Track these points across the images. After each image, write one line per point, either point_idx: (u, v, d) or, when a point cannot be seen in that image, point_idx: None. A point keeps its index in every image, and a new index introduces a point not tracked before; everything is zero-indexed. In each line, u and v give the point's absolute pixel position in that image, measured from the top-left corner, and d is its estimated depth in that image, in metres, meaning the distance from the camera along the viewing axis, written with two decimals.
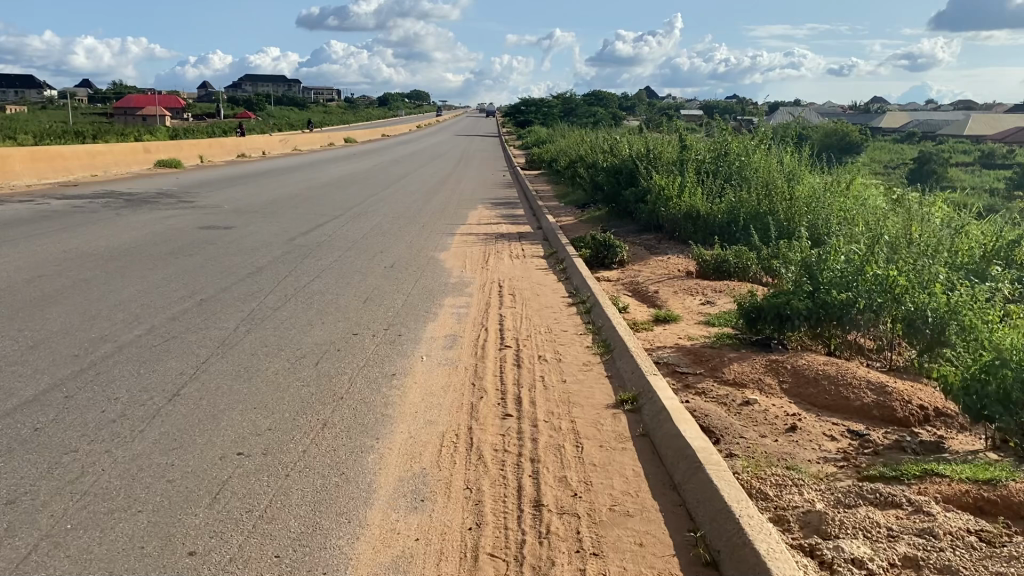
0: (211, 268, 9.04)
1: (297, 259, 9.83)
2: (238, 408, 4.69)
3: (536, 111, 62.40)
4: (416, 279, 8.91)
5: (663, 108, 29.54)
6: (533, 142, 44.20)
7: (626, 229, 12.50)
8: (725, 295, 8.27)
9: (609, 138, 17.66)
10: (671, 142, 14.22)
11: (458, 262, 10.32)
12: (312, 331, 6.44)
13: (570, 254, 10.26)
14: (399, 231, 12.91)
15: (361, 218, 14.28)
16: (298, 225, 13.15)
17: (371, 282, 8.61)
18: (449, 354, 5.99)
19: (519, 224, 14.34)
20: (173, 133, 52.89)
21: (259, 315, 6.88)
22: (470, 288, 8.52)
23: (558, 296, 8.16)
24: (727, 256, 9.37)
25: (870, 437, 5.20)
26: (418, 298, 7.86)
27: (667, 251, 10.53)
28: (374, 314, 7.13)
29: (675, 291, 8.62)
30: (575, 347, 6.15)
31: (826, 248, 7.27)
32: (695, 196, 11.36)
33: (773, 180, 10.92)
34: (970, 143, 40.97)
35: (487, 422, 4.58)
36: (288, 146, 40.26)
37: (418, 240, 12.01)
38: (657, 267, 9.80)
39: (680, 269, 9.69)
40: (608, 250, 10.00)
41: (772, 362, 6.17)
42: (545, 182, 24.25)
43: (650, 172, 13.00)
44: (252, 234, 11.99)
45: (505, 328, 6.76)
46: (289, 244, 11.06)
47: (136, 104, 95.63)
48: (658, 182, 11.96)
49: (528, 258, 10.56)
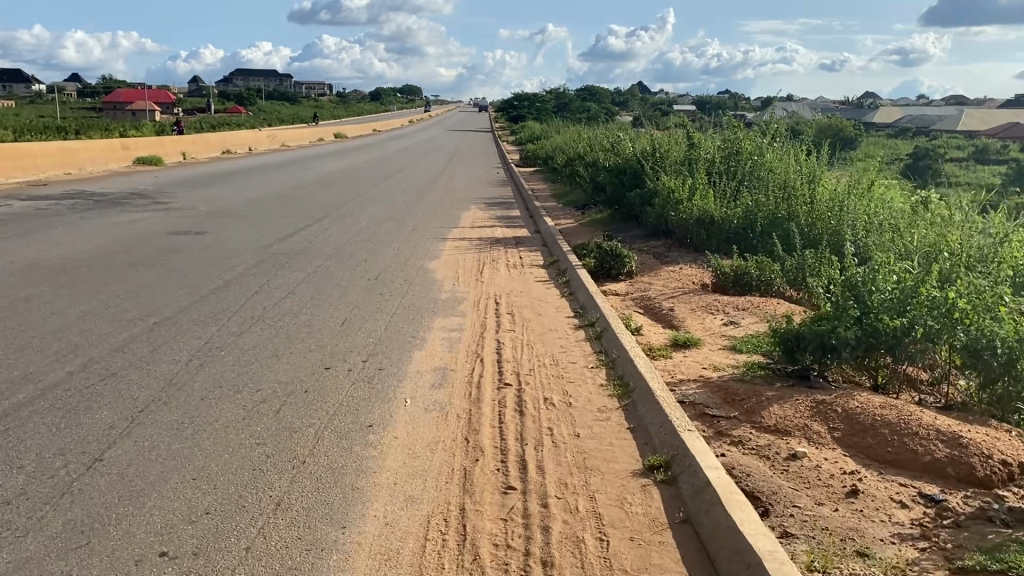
0: (173, 283, 8.07)
1: (271, 271, 8.87)
2: (172, 480, 3.76)
3: (529, 106, 61.31)
4: (402, 295, 7.96)
5: (657, 103, 28.55)
6: (526, 137, 43.17)
7: (630, 234, 11.57)
8: (751, 315, 7.32)
9: (608, 134, 16.72)
10: (677, 138, 13.28)
11: (451, 272, 9.37)
12: (277, 366, 5.49)
13: (573, 264, 9.33)
14: (385, 236, 11.93)
15: (345, 221, 13.29)
16: (277, 229, 12.19)
17: (351, 299, 7.65)
18: (438, 396, 5.05)
19: (516, 228, 13.37)
20: (160, 128, 51.72)
21: (217, 346, 5.93)
22: (462, 305, 7.58)
23: (562, 316, 7.22)
24: (748, 267, 8.43)
25: (949, 505, 4.27)
26: (403, 320, 6.91)
27: (678, 261, 9.60)
28: (351, 341, 6.18)
29: (693, 309, 7.68)
30: (587, 385, 5.21)
31: (870, 265, 6.34)
32: (707, 198, 10.40)
33: (794, 184, 9.98)
34: (962, 138, 40.39)
35: (485, 500, 3.64)
36: (275, 141, 39.14)
37: (406, 246, 11.06)
38: (670, 280, 8.86)
39: (694, 282, 8.77)
40: (615, 261, 9.09)
41: (819, 403, 5.23)
42: (540, 179, 23.25)
43: (656, 172, 12.06)
44: (226, 239, 11.01)
45: (504, 359, 5.82)
46: (263, 251, 10.09)
47: (124, 98, 94.21)
48: (666, 184, 11.02)
49: (526, 269, 9.61)
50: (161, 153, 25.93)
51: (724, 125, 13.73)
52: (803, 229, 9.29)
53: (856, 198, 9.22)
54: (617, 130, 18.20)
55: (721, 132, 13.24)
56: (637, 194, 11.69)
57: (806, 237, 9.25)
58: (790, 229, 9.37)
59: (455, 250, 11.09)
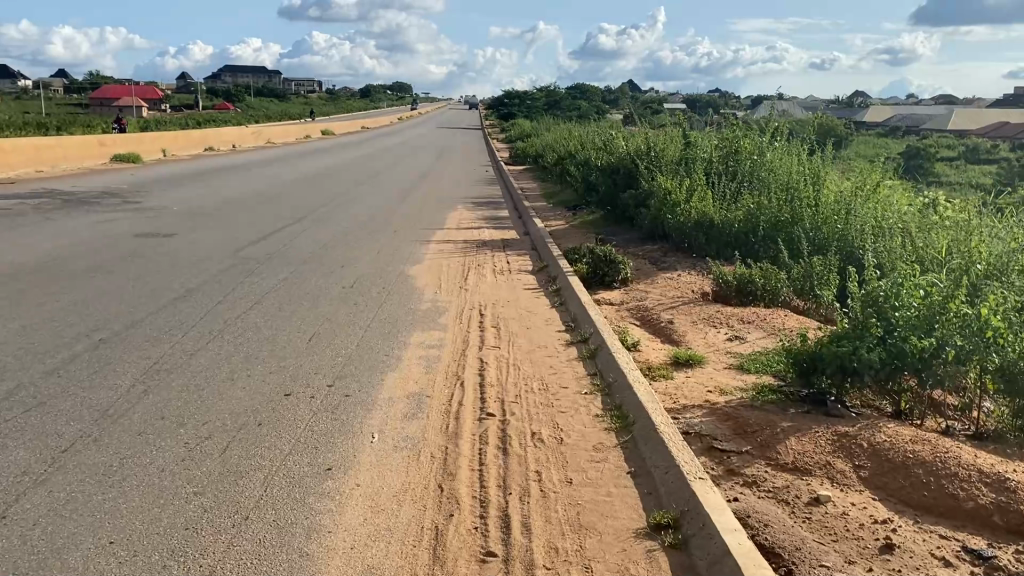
0: (129, 292, 7.43)
1: (238, 278, 8.23)
2: (83, 546, 3.14)
3: (519, 104, 60.69)
4: (378, 305, 7.33)
5: (648, 101, 27.98)
6: (516, 134, 42.55)
7: (624, 237, 10.96)
8: (758, 330, 6.73)
9: (599, 132, 16.12)
10: (672, 136, 12.68)
11: (433, 279, 8.75)
12: (230, 395, 4.86)
13: (564, 270, 8.72)
14: (365, 238, 11.30)
15: (324, 222, 12.65)
16: (250, 231, 11.54)
17: (322, 311, 7.02)
18: (410, 428, 4.44)
19: (504, 230, 12.77)
20: (145, 125, 50.89)
21: (166, 368, 5.31)
22: (443, 317, 6.96)
23: (552, 330, 6.61)
24: (753, 276, 7.83)
25: (999, 563, 3.68)
26: (378, 336, 6.28)
27: (676, 267, 9.00)
28: (317, 361, 5.55)
29: (694, 321, 7.08)
30: (580, 414, 4.61)
31: (891, 277, 5.73)
32: (707, 200, 9.78)
33: (798, 189, 9.40)
34: (952, 136, 39.95)
35: (459, 572, 3.03)
36: (260, 138, 38.42)
37: (387, 251, 10.43)
38: (667, 288, 8.27)
39: (693, 291, 8.17)
40: (609, 268, 8.50)
41: (841, 436, 4.64)
42: (530, 178, 22.66)
43: (650, 172, 11.46)
44: (195, 243, 10.36)
45: (487, 382, 5.21)
46: (233, 256, 9.46)
47: (111, 94, 93.13)
48: (662, 184, 10.42)
49: (513, 275, 9.01)
50: (140, 150, 25.22)
51: (722, 124, 13.13)
52: (809, 234, 8.70)
53: (866, 203, 8.67)
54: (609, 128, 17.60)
55: (719, 131, 12.65)
56: (631, 194, 11.08)
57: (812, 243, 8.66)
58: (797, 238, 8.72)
59: (439, 254, 10.47)
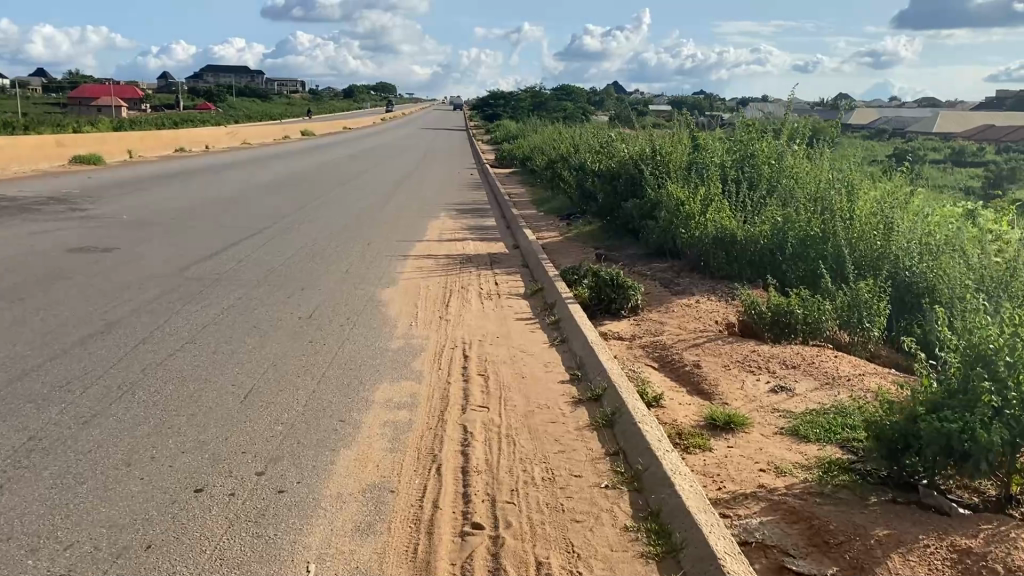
0: (34, 326, 6.07)
1: (174, 307, 6.88)
2: None
3: (504, 105, 59.40)
4: (339, 344, 5.99)
5: (638, 102, 26.78)
6: (501, 135, 41.24)
7: (626, 252, 9.66)
8: (807, 379, 5.45)
9: (593, 135, 14.84)
10: (677, 137, 11.38)
11: (408, 305, 7.42)
12: (118, 495, 3.53)
13: (563, 296, 7.40)
14: (334, 252, 9.95)
15: (289, 234, 11.30)
16: (204, 245, 10.17)
17: (268, 354, 5.67)
18: (363, 554, 3.12)
19: (491, 242, 11.45)
20: (119, 124, 49.27)
21: (41, 446, 3.97)
22: (418, 361, 5.63)
23: (554, 378, 5.30)
24: (792, 304, 6.49)
25: None
26: (334, 391, 4.95)
27: (692, 292, 7.71)
28: (249, 435, 4.22)
29: (726, 364, 5.77)
30: (603, 527, 3.30)
31: (995, 319, 4.36)
32: (726, 212, 8.47)
33: (833, 205, 8.14)
34: (943, 138, 39.15)
35: None
36: (235, 140, 36.90)
37: (356, 268, 9.08)
38: (685, 318, 6.97)
39: (717, 323, 6.88)
40: (616, 293, 7.17)
41: (962, 555, 3.35)
42: (516, 183, 21.34)
43: (654, 178, 10.18)
44: (135, 260, 8.98)
45: (471, 466, 3.89)
46: (175, 277, 8.12)
47: (90, 94, 91.30)
48: (669, 192, 9.13)
49: (503, 300, 7.69)
50: (102, 151, 23.76)
51: (729, 124, 11.85)
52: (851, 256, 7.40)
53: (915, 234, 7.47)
54: (600, 130, 16.31)
55: (727, 133, 11.37)
56: (634, 203, 9.76)
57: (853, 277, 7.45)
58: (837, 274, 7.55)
59: (417, 272, 9.14)
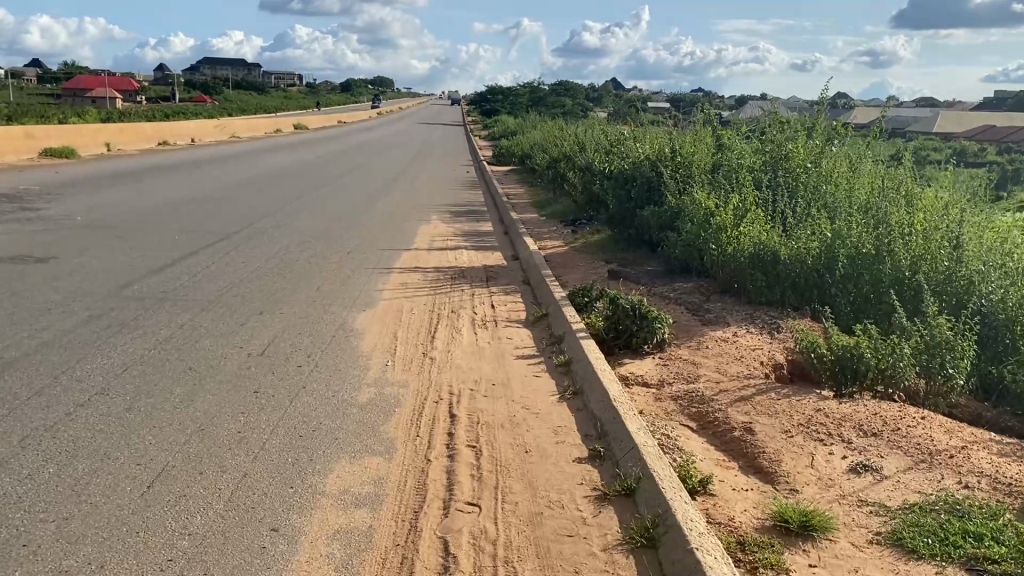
0: None
1: (97, 341, 5.59)
2: None
3: (502, 101, 58.12)
4: (290, 398, 4.71)
5: (639, 98, 25.53)
6: (499, 131, 39.93)
7: (641, 267, 8.38)
8: (895, 455, 4.19)
9: (600, 132, 13.58)
10: (698, 134, 10.10)
11: (386, 336, 6.12)
12: None
13: (572, 326, 6.11)
14: (306, 265, 8.66)
15: (259, 241, 10.01)
16: (158, 254, 8.87)
17: (195, 414, 4.39)
18: None
19: (487, 251, 10.17)
20: (106, 115, 47.80)
21: None
22: (390, 423, 4.35)
23: (568, 452, 4.01)
24: (863, 346, 5.23)
25: None
26: (271, 477, 3.67)
27: (728, 321, 6.42)
28: (137, 561, 2.95)
29: (787, 429, 4.50)
30: None
31: None
32: (767, 226, 7.16)
33: (891, 217, 6.83)
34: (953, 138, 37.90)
35: None
36: (223, 133, 35.43)
37: (330, 285, 7.80)
38: (724, 357, 5.69)
39: (763, 367, 5.60)
40: (639, 326, 5.87)
41: None
42: (513, 182, 20.05)
43: (674, 182, 8.90)
44: (71, 272, 7.69)
45: None
46: (111, 297, 6.83)
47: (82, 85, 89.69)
48: (693, 199, 7.85)
49: (501, 330, 6.40)
50: (77, 144, 22.39)
51: (753, 120, 10.56)
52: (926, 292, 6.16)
53: (995, 263, 6.26)
54: (605, 126, 15.05)
55: (753, 131, 10.10)
56: (652, 211, 8.46)
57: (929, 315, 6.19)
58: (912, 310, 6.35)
59: (400, 290, 7.86)
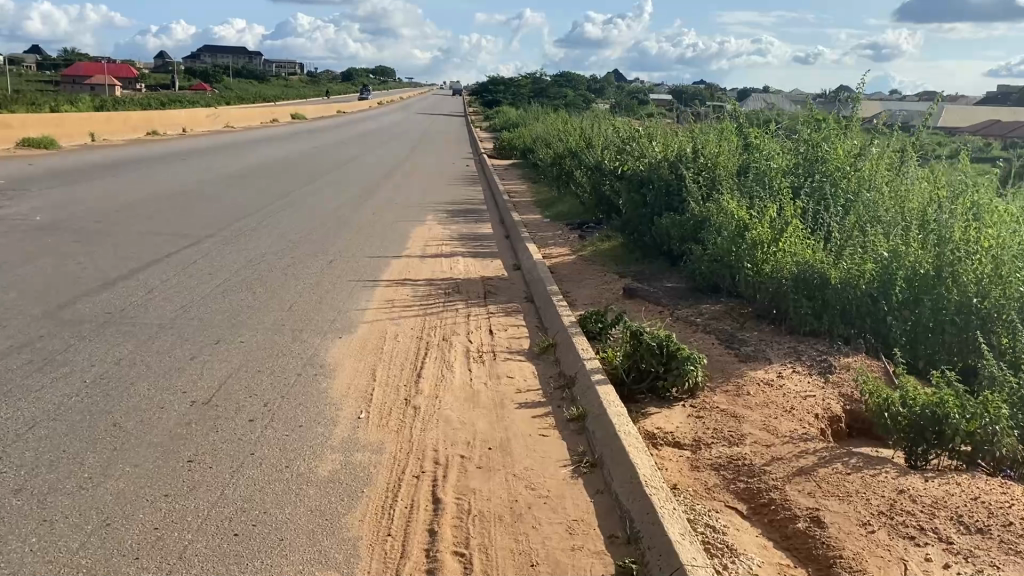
0: None
1: (7, 383, 4.59)
2: None
3: (504, 91, 57.06)
4: (231, 472, 3.71)
5: (643, 90, 24.56)
6: (500, 123, 38.94)
7: (660, 282, 7.38)
8: (1014, 566, 3.21)
9: (609, 127, 12.59)
10: (722, 131, 9.06)
11: (363, 374, 5.11)
12: None
13: (585, 364, 5.08)
14: (280, 278, 7.65)
15: (232, 247, 8.98)
16: (114, 263, 7.85)
17: (104, 499, 3.40)
18: None
19: (485, 260, 9.17)
20: (99, 102, 46.61)
21: None
22: (355, 515, 3.36)
23: (588, 566, 3.03)
24: (948, 403, 4.20)
25: None
26: None
27: (769, 359, 5.42)
28: None
29: (865, 521, 3.51)
30: None
31: None
32: (811, 244, 6.16)
33: (958, 233, 5.82)
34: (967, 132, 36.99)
35: None
36: (216, 122, 34.33)
37: (304, 304, 6.79)
38: (771, 409, 4.68)
39: (818, 423, 4.59)
40: (668, 369, 4.83)
41: None
42: (514, 179, 19.06)
43: (698, 187, 7.88)
44: (6, 287, 6.67)
45: None
46: (44, 321, 5.83)
47: (79, 71, 88.41)
48: (721, 207, 6.84)
49: (499, 367, 5.39)
50: (58, 134, 21.33)
51: (779, 115, 9.54)
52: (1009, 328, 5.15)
53: None
54: (613, 120, 14.03)
55: (783, 127, 9.07)
56: (673, 219, 7.45)
57: (1008, 355, 5.20)
58: (988, 348, 5.36)
59: (386, 309, 6.85)
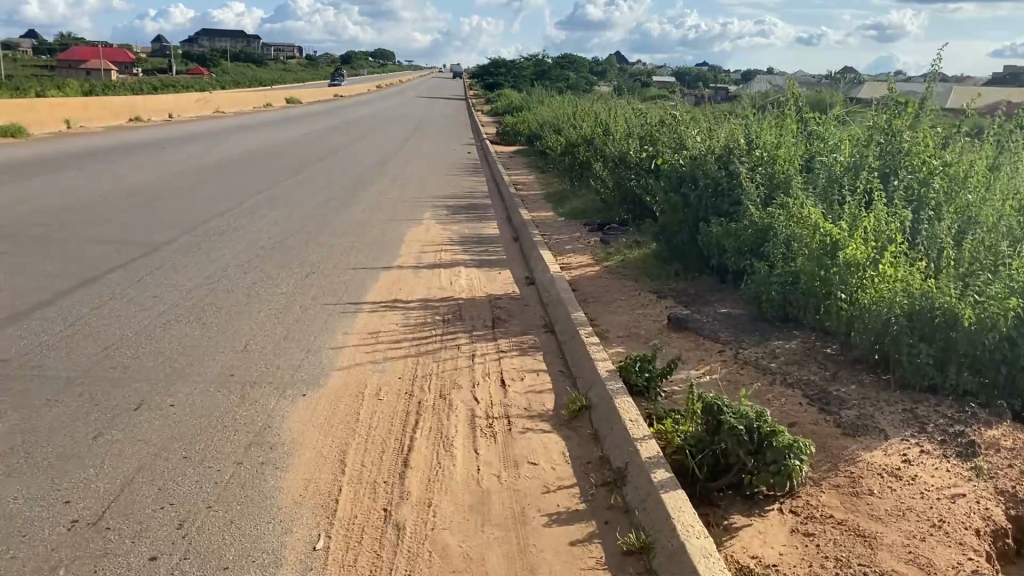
0: None
1: None
2: None
3: (506, 74, 55.45)
4: None
5: (653, 71, 23.13)
6: (502, 107, 37.49)
7: (711, 307, 5.95)
8: None
9: (628, 113, 11.15)
10: (774, 114, 7.58)
11: (327, 461, 3.67)
12: None
13: (639, 446, 3.64)
14: (241, 302, 6.21)
15: (191, 259, 7.54)
16: (40, 282, 6.41)
17: None
18: None
19: (492, 272, 7.73)
20: (89, 86, 45.00)
21: None
22: None
23: None
24: None
25: None
26: None
27: (885, 431, 3.99)
28: None
29: None
30: None
31: None
32: (919, 269, 4.73)
33: None
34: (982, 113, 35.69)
35: None
36: (208, 107, 32.82)
37: (265, 340, 5.36)
38: (911, 524, 3.24)
39: (983, 547, 3.16)
40: (759, 460, 3.41)
41: None
42: (521, 167, 17.62)
43: (754, 185, 6.42)
44: None
45: None
46: None
47: (73, 56, 86.61)
48: (793, 215, 5.38)
49: (517, 443, 3.95)
50: (28, 121, 19.80)
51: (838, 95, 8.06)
52: None
53: None
54: (631, 103, 12.57)
55: (846, 109, 7.60)
56: (727, 228, 6.01)
57: None
58: None
59: (369, 345, 5.42)
